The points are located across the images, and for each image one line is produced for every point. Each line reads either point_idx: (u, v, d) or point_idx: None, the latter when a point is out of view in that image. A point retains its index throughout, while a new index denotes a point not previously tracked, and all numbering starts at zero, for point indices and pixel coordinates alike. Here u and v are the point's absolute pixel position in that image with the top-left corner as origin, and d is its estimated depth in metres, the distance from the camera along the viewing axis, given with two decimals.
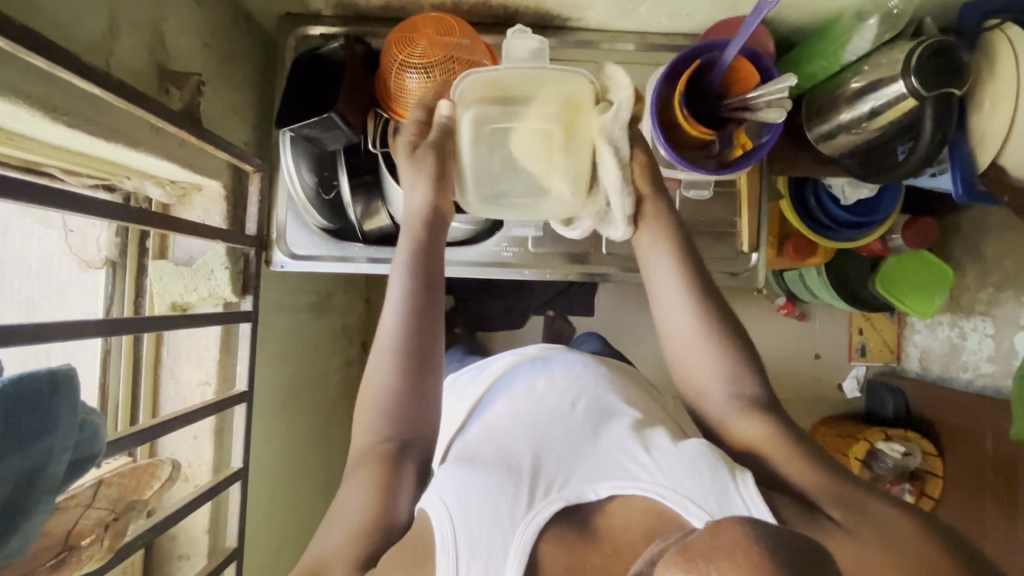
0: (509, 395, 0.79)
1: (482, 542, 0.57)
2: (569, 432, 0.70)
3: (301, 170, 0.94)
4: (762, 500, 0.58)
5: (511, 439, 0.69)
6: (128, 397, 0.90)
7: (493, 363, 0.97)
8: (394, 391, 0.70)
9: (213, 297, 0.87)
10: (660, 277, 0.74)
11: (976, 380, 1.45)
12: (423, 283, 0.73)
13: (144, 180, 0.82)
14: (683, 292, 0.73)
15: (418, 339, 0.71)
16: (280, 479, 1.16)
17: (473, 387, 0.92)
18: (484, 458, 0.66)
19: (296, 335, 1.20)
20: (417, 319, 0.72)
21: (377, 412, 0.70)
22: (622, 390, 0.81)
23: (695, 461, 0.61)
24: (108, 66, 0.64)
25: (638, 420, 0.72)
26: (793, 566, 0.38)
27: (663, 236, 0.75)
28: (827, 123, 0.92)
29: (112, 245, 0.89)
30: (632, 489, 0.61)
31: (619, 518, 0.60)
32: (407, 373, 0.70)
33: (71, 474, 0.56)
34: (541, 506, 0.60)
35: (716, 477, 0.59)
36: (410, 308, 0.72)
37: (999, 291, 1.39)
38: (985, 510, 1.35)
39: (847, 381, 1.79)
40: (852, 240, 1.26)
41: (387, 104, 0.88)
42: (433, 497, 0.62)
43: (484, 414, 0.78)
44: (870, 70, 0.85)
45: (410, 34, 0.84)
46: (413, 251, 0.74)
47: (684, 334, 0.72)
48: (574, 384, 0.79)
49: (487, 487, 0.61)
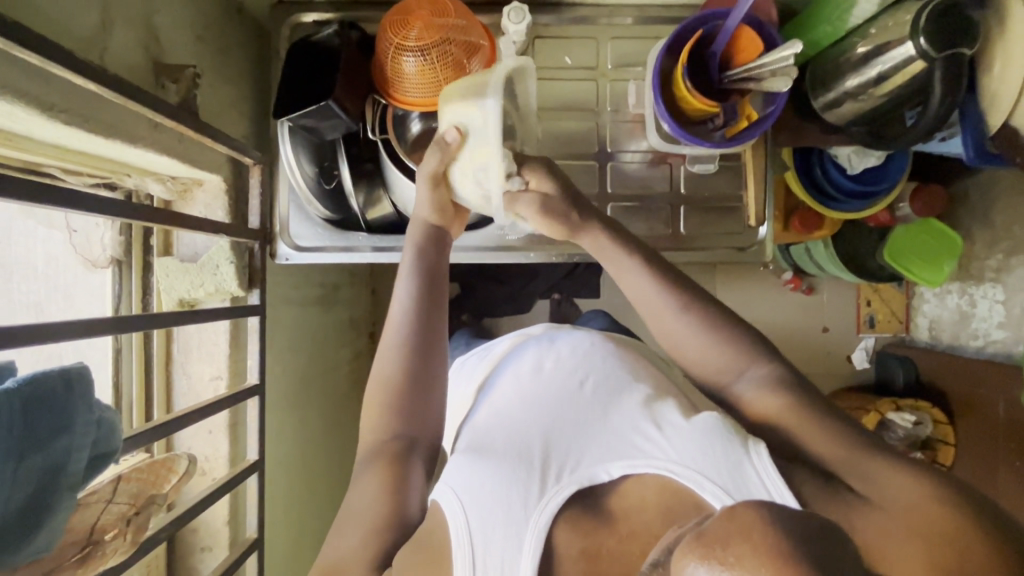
0: (515, 372, 0.80)
1: (497, 535, 0.59)
2: (579, 415, 0.70)
3: (300, 161, 0.91)
4: (783, 482, 0.57)
5: (523, 424, 0.70)
6: (142, 393, 0.88)
7: (498, 344, 0.97)
8: (402, 384, 0.73)
9: (220, 293, 0.86)
10: (630, 276, 0.75)
11: (987, 347, 1.46)
12: (433, 284, 0.77)
13: (145, 177, 0.81)
14: (636, 259, 0.75)
15: (426, 334, 0.75)
16: (295, 469, 1.17)
17: (479, 370, 0.92)
18: (495, 448, 0.68)
19: (304, 327, 1.20)
20: (421, 315, 0.75)
21: (386, 412, 0.73)
22: (633, 365, 0.79)
23: (706, 436, 0.61)
24: (102, 61, 0.63)
25: (648, 396, 0.72)
26: (803, 541, 0.39)
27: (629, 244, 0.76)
28: (833, 90, 0.91)
29: (116, 244, 0.86)
30: (643, 467, 0.62)
31: (629, 498, 0.61)
32: (416, 368, 0.74)
33: (91, 472, 0.57)
34: (554, 491, 0.62)
35: (730, 451, 0.59)
36: (417, 306, 0.76)
37: (1009, 256, 1.39)
38: (999, 474, 1.35)
39: (855, 352, 1.80)
40: (858, 212, 1.26)
41: (384, 89, 0.87)
42: (445, 490, 0.64)
43: (489, 394, 0.80)
44: (877, 33, 0.83)
45: (404, 17, 0.83)
46: (418, 258, 0.78)
47: (675, 331, 0.72)
48: (583, 363, 0.78)
49: (499, 476, 0.63)
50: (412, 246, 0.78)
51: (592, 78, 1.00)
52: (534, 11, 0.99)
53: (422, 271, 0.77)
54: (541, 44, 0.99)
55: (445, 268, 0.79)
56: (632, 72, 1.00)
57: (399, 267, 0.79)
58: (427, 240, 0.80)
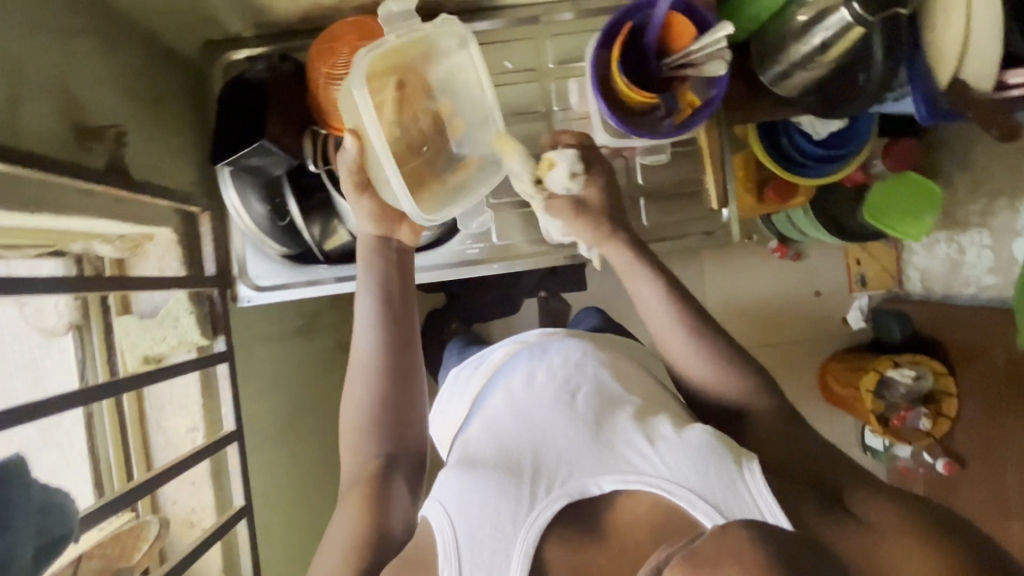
0: (508, 386, 0.77)
1: (485, 547, 0.61)
2: (570, 425, 0.69)
3: (249, 201, 0.90)
4: (776, 502, 0.59)
5: (511, 436, 0.70)
6: (119, 455, 0.87)
7: (494, 352, 0.97)
8: (377, 402, 0.74)
9: (184, 345, 0.85)
10: (637, 285, 0.81)
11: (980, 293, 1.45)
12: (397, 304, 0.78)
13: (90, 240, 0.80)
14: (638, 268, 0.81)
15: (396, 351, 0.76)
16: (293, 503, 1.17)
17: (475, 380, 0.91)
18: (485, 461, 0.68)
19: (286, 361, 1.19)
20: (391, 334, 0.76)
21: (364, 430, 0.74)
22: (623, 373, 0.78)
23: (699, 451, 0.63)
24: (16, 135, 0.59)
25: (641, 407, 0.71)
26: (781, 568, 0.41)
27: (634, 258, 0.81)
28: (779, 64, 0.88)
29: (72, 308, 0.84)
30: (636, 484, 0.63)
31: (623, 513, 0.62)
32: (389, 384, 0.75)
33: (45, 558, 0.57)
34: (545, 502, 0.63)
35: (723, 469, 0.61)
36: (385, 327, 0.76)
37: (993, 200, 1.38)
38: (1004, 422, 1.34)
39: (850, 313, 1.78)
40: (827, 176, 1.24)
41: (321, 119, 0.86)
42: (436, 505, 0.65)
43: (483, 406, 0.78)
44: (814, 0, 0.80)
45: (331, 45, 0.82)
46: (377, 280, 0.78)
47: (672, 335, 0.79)
48: (575, 373, 0.76)
49: (487, 489, 0.63)
50: (368, 267, 0.78)
51: (536, 80, 0.98)
52: (468, 18, 0.97)
53: (384, 293, 0.77)
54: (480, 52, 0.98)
55: (410, 289, 0.80)
56: (576, 67, 0.98)
57: (358, 290, 0.78)
58: (383, 262, 0.79)
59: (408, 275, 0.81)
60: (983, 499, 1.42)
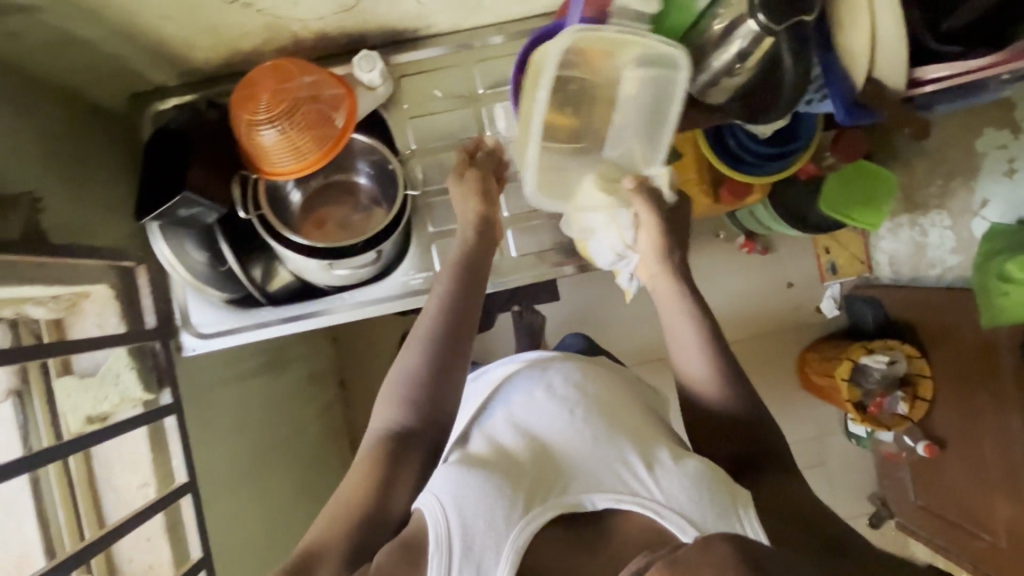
0: (517, 402, 0.77)
1: (479, 539, 0.60)
2: (575, 440, 0.69)
3: (187, 250, 0.90)
4: (759, 524, 0.62)
5: (516, 446, 0.70)
6: (69, 513, 0.85)
7: (490, 370, 0.97)
8: (426, 375, 0.76)
9: (127, 401, 0.85)
10: (669, 306, 0.83)
11: (946, 275, 1.45)
12: (460, 299, 0.80)
13: (22, 304, 0.79)
14: (677, 290, 0.83)
15: (455, 337, 0.78)
16: (267, 546, 1.15)
17: (475, 396, 0.90)
18: (487, 461, 0.67)
19: (250, 402, 1.18)
20: (454, 320, 0.78)
21: (401, 400, 0.75)
22: (619, 397, 0.80)
23: (695, 479, 0.64)
24: None
25: (641, 433, 0.71)
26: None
27: (676, 287, 0.84)
28: (705, 73, 0.90)
29: (9, 375, 0.81)
30: (628, 503, 0.63)
31: (615, 531, 0.62)
32: (438, 363, 0.76)
33: None
34: (539, 509, 0.62)
35: (719, 500, 0.62)
36: (450, 313, 0.79)
37: (949, 181, 1.39)
38: (977, 401, 1.34)
39: (824, 302, 1.77)
40: (774, 174, 1.25)
41: (252, 165, 0.86)
42: (431, 496, 0.63)
43: (490, 418, 0.78)
44: (727, 11, 0.82)
45: (250, 92, 0.82)
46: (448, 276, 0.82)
47: (692, 348, 0.80)
48: (578, 394, 0.77)
49: (487, 486, 0.63)
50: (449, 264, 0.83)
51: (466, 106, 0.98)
52: (393, 50, 0.97)
53: (456, 284, 0.81)
54: (408, 83, 0.98)
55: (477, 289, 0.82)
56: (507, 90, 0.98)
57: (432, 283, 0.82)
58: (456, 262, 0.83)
59: (475, 276, 0.83)
60: (967, 480, 1.42)
